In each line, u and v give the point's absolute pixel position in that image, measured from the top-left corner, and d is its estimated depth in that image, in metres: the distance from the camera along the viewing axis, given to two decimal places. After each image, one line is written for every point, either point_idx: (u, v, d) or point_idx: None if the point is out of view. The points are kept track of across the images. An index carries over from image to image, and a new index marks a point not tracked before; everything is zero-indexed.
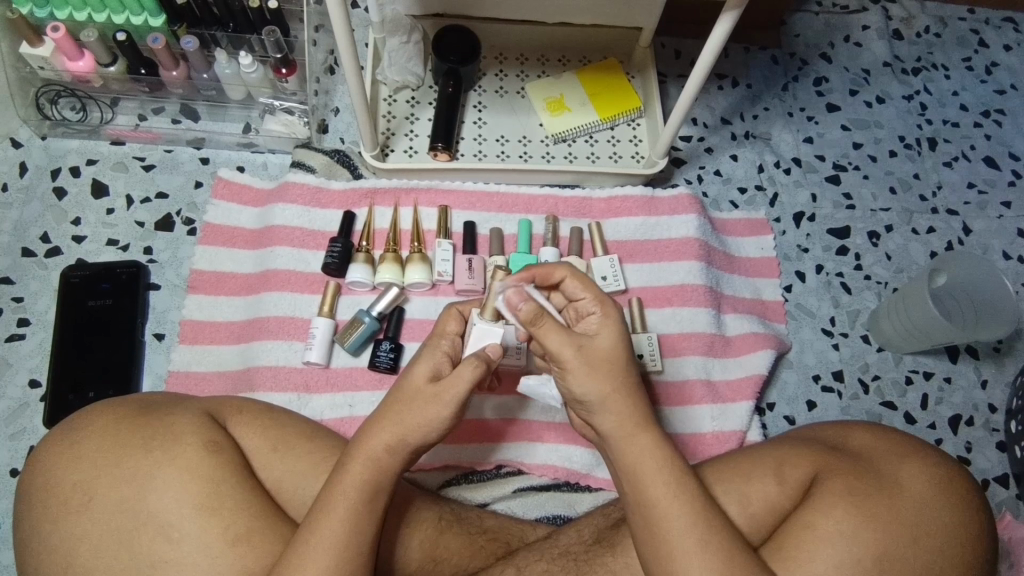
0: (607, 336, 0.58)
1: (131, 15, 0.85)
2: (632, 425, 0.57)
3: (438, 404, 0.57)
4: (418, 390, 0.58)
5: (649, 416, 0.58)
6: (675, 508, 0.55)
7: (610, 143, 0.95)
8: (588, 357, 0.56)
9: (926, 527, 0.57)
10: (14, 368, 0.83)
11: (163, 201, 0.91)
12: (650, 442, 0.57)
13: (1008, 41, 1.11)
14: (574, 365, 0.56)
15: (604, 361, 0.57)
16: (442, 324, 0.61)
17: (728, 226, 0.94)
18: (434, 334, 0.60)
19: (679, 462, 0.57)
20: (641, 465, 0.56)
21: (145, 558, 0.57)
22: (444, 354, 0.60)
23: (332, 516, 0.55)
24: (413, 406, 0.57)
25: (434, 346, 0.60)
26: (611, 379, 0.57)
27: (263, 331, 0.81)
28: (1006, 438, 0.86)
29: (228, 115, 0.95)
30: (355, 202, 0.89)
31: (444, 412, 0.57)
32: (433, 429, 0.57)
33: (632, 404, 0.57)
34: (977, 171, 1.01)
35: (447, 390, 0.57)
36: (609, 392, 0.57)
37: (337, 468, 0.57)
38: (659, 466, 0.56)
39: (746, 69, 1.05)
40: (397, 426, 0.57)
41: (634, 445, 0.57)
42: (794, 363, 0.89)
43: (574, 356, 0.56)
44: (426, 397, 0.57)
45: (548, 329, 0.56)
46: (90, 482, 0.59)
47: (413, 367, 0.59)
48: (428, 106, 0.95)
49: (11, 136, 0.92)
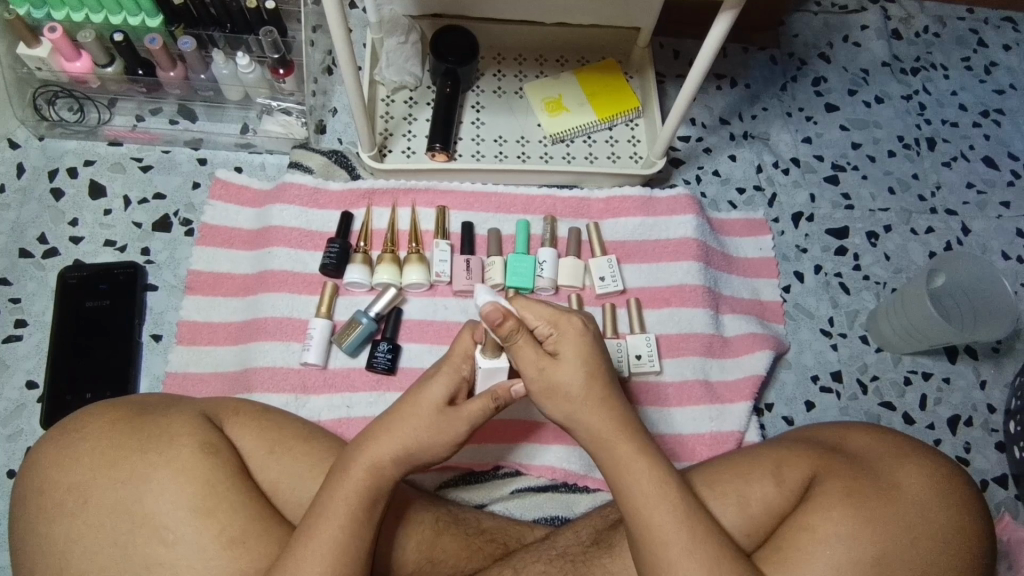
0: (567, 354, 0.57)
1: (128, 16, 0.85)
2: (613, 431, 0.58)
3: (454, 429, 0.58)
4: (429, 408, 0.58)
5: (630, 421, 0.59)
6: (660, 515, 0.55)
7: (609, 143, 0.95)
8: (558, 376, 0.57)
9: (924, 529, 0.57)
10: (11, 370, 0.83)
11: (160, 202, 0.91)
12: (632, 448, 0.57)
13: (1008, 40, 1.10)
14: (537, 386, 0.57)
15: (570, 379, 0.57)
16: (453, 348, 0.59)
17: (727, 226, 0.94)
18: (451, 357, 0.59)
19: (664, 468, 0.57)
20: (627, 472, 0.57)
21: (140, 560, 0.57)
22: (462, 378, 0.59)
23: (324, 516, 0.55)
24: (421, 416, 0.58)
25: (453, 368, 0.59)
26: (584, 394, 0.58)
27: (260, 332, 0.81)
28: (1005, 438, 0.86)
29: (226, 115, 0.95)
30: (353, 203, 0.88)
31: (461, 435, 0.58)
32: (445, 446, 0.58)
33: (607, 410, 0.58)
34: (976, 170, 1.01)
35: (461, 420, 0.58)
36: (583, 404, 0.58)
37: (329, 472, 0.58)
38: (645, 472, 0.56)
39: (745, 69, 1.04)
40: (393, 433, 0.58)
41: (617, 451, 0.57)
42: (793, 363, 0.89)
43: (539, 377, 0.57)
44: (435, 416, 0.58)
45: (524, 347, 0.56)
46: (86, 483, 0.59)
47: (431, 387, 0.58)
48: (426, 106, 0.95)
49: (9, 137, 0.92)
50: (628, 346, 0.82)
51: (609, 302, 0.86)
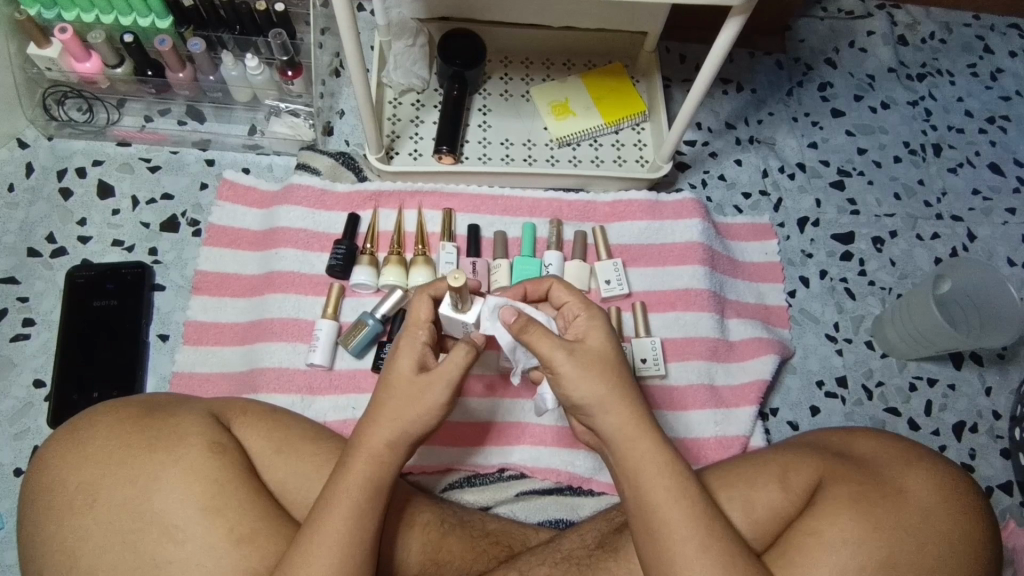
0: (594, 339, 0.58)
1: (138, 17, 0.86)
2: (635, 428, 0.57)
3: (433, 393, 0.57)
4: (401, 383, 0.58)
5: (647, 419, 0.58)
6: (676, 513, 0.55)
7: (615, 147, 0.95)
8: (582, 361, 0.56)
9: (931, 536, 0.57)
10: (19, 369, 0.83)
11: (168, 202, 0.91)
12: (651, 446, 0.56)
13: (1013, 47, 1.10)
14: (567, 369, 0.56)
15: (596, 364, 0.57)
16: (411, 314, 0.59)
17: (732, 230, 0.94)
18: (409, 324, 0.59)
19: (679, 467, 0.56)
20: (638, 473, 0.56)
21: (149, 559, 0.57)
22: (423, 345, 0.59)
23: (334, 511, 0.55)
24: (403, 397, 0.57)
25: (411, 337, 0.59)
26: (609, 381, 0.57)
27: (267, 333, 0.82)
28: (1010, 445, 0.86)
29: (234, 116, 0.95)
30: (359, 205, 0.89)
31: (442, 398, 0.57)
32: (431, 410, 0.57)
33: (630, 407, 0.57)
34: (981, 177, 1.01)
35: (437, 382, 0.57)
36: (606, 394, 0.56)
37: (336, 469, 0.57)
38: (663, 470, 0.56)
39: (751, 73, 1.05)
40: (394, 421, 0.57)
41: (635, 449, 0.56)
42: (798, 368, 0.89)
43: (565, 363, 0.56)
44: (415, 392, 0.57)
45: (540, 338, 0.56)
46: (96, 482, 0.59)
47: (398, 362, 0.58)
48: (433, 109, 0.95)
49: (18, 137, 0.93)
50: (632, 350, 0.82)
51: (614, 306, 0.87)
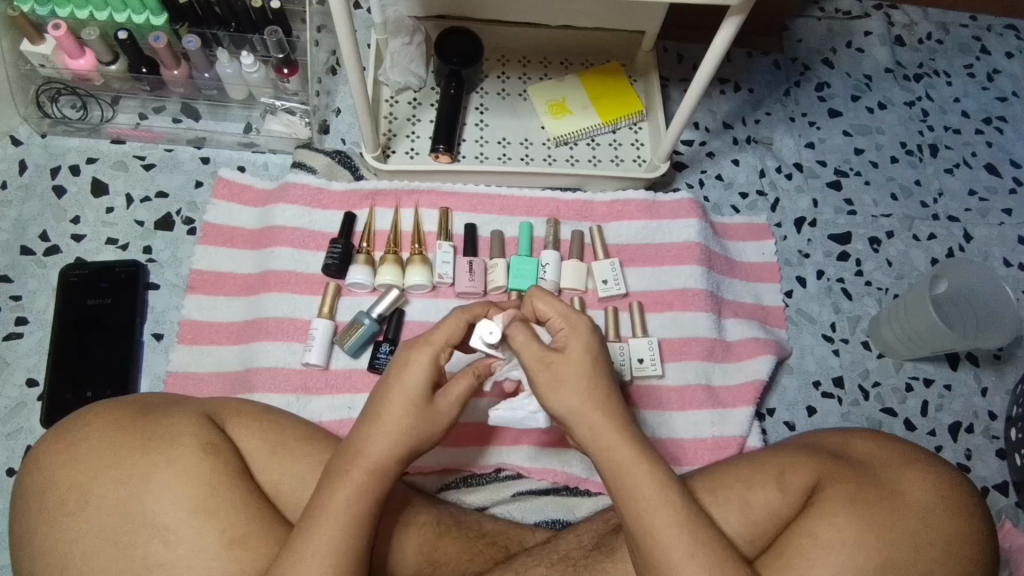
0: (576, 348, 0.58)
1: (132, 14, 0.84)
2: (619, 433, 0.57)
3: (444, 415, 0.59)
4: (403, 396, 0.57)
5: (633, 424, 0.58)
6: (662, 519, 0.55)
7: (612, 146, 0.95)
8: (560, 373, 0.57)
9: (925, 538, 0.57)
10: (12, 368, 0.82)
11: (163, 201, 0.91)
12: (640, 450, 0.56)
13: (1010, 48, 1.11)
14: (544, 379, 0.57)
15: (574, 375, 0.57)
16: (433, 333, 0.58)
17: (729, 230, 0.94)
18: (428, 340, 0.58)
19: (665, 470, 0.56)
20: (628, 477, 0.56)
21: (140, 561, 0.57)
22: (440, 364, 0.59)
23: (324, 514, 0.55)
24: (405, 405, 0.57)
25: (431, 355, 0.58)
26: (584, 390, 0.57)
27: (262, 332, 0.81)
28: (1005, 446, 0.86)
29: (229, 114, 0.95)
30: (356, 204, 0.88)
31: (453, 417, 0.59)
32: (439, 429, 0.59)
33: (609, 414, 0.57)
34: (977, 178, 1.02)
35: (448, 404, 0.59)
36: (580, 404, 0.57)
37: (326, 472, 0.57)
38: (649, 474, 0.56)
39: (748, 73, 1.05)
40: (387, 426, 0.57)
41: (622, 454, 0.56)
42: (794, 368, 0.89)
43: (542, 373, 0.57)
44: (422, 406, 0.57)
45: (523, 346, 0.58)
46: (87, 484, 0.59)
47: (410, 380, 0.57)
48: (430, 107, 0.95)
49: (11, 134, 0.92)
50: (630, 350, 0.82)
51: (610, 306, 0.86)
